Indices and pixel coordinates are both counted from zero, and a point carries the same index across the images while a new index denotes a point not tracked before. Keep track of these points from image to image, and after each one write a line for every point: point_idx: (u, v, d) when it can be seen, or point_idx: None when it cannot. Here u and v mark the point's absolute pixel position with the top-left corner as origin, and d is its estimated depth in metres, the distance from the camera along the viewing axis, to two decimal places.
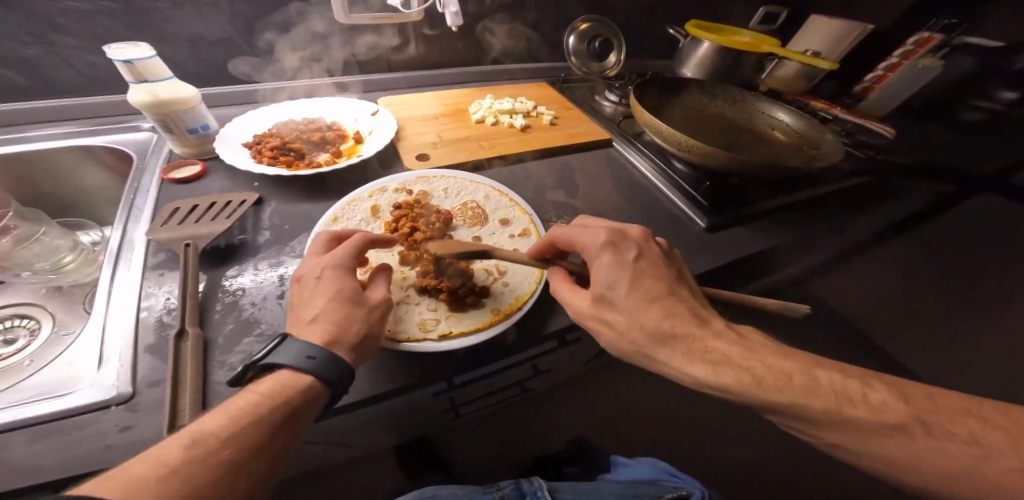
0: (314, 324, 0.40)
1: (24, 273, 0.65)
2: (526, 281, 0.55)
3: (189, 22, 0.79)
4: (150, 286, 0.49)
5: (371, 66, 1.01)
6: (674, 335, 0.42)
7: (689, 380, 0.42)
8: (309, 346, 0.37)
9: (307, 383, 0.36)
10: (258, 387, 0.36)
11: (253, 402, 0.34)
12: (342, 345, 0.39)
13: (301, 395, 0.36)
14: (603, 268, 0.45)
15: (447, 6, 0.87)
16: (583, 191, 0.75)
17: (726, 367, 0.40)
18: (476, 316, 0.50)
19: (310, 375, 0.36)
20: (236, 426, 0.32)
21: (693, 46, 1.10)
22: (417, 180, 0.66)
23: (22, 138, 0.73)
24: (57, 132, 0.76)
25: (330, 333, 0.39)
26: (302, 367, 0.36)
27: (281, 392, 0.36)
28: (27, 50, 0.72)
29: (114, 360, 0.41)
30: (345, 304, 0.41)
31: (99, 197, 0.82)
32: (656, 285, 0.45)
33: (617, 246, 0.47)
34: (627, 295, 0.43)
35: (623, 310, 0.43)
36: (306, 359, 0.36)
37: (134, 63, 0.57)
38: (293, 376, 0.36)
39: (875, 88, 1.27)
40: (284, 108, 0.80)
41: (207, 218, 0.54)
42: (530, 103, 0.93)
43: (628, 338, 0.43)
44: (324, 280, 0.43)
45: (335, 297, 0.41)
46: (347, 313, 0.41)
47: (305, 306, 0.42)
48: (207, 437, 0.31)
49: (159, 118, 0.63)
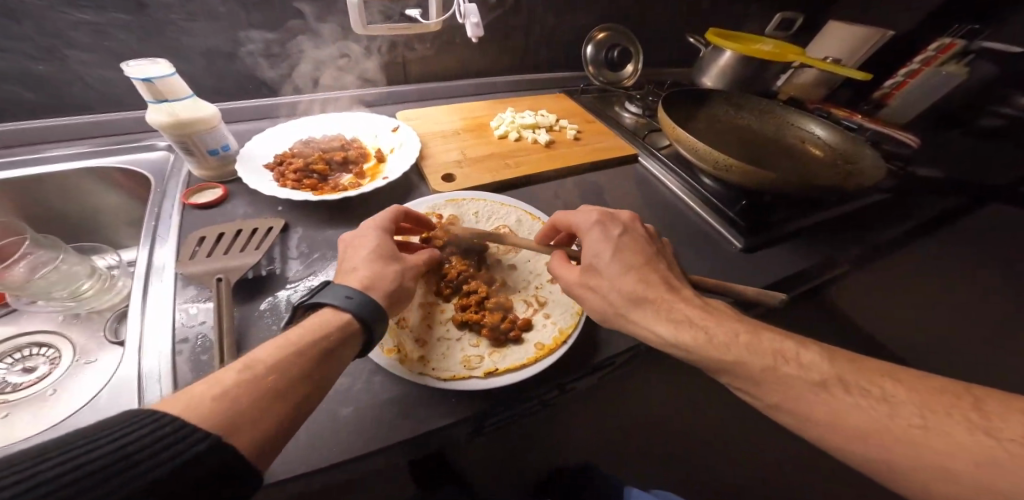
0: (351, 274, 0.43)
1: (42, 302, 0.62)
2: (568, 312, 0.53)
3: (204, 35, 0.76)
4: (185, 318, 0.46)
5: (388, 78, 0.99)
6: (643, 294, 0.43)
7: (659, 342, 0.42)
8: (348, 288, 0.40)
9: (345, 320, 0.38)
10: (303, 324, 0.37)
11: (299, 334, 0.35)
12: (378, 291, 0.42)
13: (340, 334, 0.37)
14: (591, 242, 0.47)
15: (469, 17, 0.84)
16: None
17: (688, 325, 0.41)
18: (520, 351, 0.48)
19: (348, 313, 0.38)
20: (284, 352, 0.33)
21: (714, 55, 1.07)
22: (446, 204, 0.64)
23: (35, 159, 0.71)
24: (71, 152, 0.74)
25: (369, 279, 0.42)
26: (342, 305, 0.38)
27: (324, 326, 0.37)
28: (38, 66, 0.69)
29: (156, 399, 0.39)
30: (383, 261, 0.44)
31: (116, 217, 0.80)
32: (637, 257, 0.46)
33: (605, 224, 0.49)
34: (609, 263, 0.45)
35: (606, 277, 0.45)
36: (344, 298, 0.39)
37: (154, 82, 0.54)
38: (333, 315, 0.38)
39: (894, 94, 1.25)
40: (303, 125, 0.78)
41: (236, 249, 0.52)
42: (553, 117, 0.91)
43: (609, 300, 0.44)
44: (368, 237, 0.47)
45: (375, 253, 0.45)
46: (386, 264, 0.44)
47: (347, 260, 0.45)
48: (256, 362, 0.32)
49: (180, 140, 0.60)
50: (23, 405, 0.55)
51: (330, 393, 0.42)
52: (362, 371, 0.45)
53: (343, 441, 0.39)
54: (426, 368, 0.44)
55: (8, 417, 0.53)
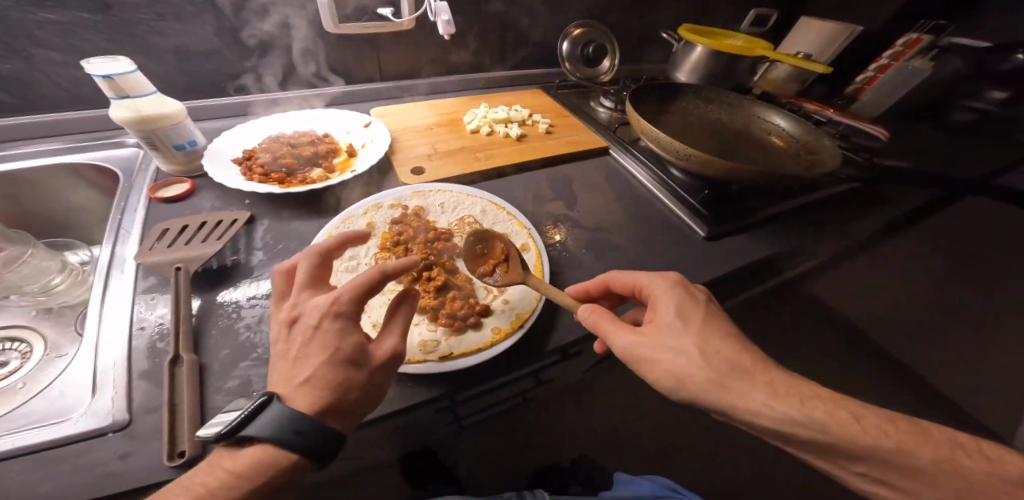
0: (303, 388, 0.35)
1: (13, 296, 0.64)
2: (527, 298, 0.54)
3: (174, 33, 0.76)
4: (144, 309, 0.47)
5: (364, 75, 1.00)
6: (751, 367, 0.38)
7: (770, 423, 0.36)
8: (297, 420, 0.33)
9: (289, 459, 0.33)
10: (229, 463, 0.32)
11: (220, 482, 0.31)
12: (334, 412, 0.35)
13: (282, 472, 0.33)
14: (668, 306, 0.42)
15: (440, 15, 0.85)
16: (583, 203, 0.75)
17: (810, 404, 0.37)
18: (477, 335, 0.49)
19: (293, 451, 0.32)
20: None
21: (686, 50, 1.08)
22: (412, 195, 0.64)
23: (1, 158, 0.71)
24: (39, 150, 0.73)
25: (321, 405, 0.34)
26: (289, 446, 0.32)
27: (255, 464, 0.32)
28: (4, 65, 0.69)
29: (107, 386, 0.40)
30: (342, 368, 0.36)
31: (88, 216, 0.80)
32: (724, 325, 0.41)
33: (687, 286, 0.45)
34: (694, 327, 0.40)
35: (691, 337, 0.39)
36: (292, 435, 0.32)
37: (114, 78, 0.54)
38: (275, 451, 0.33)
39: (866, 89, 1.27)
40: (274, 122, 0.78)
41: (197, 240, 0.52)
42: (525, 112, 0.92)
43: (702, 362, 0.38)
44: (323, 332, 0.37)
45: (333, 360, 0.36)
46: (345, 376, 0.36)
47: (295, 359, 0.36)
48: None
49: (145, 136, 0.61)
50: None
51: None
52: None
53: None
54: None
55: None
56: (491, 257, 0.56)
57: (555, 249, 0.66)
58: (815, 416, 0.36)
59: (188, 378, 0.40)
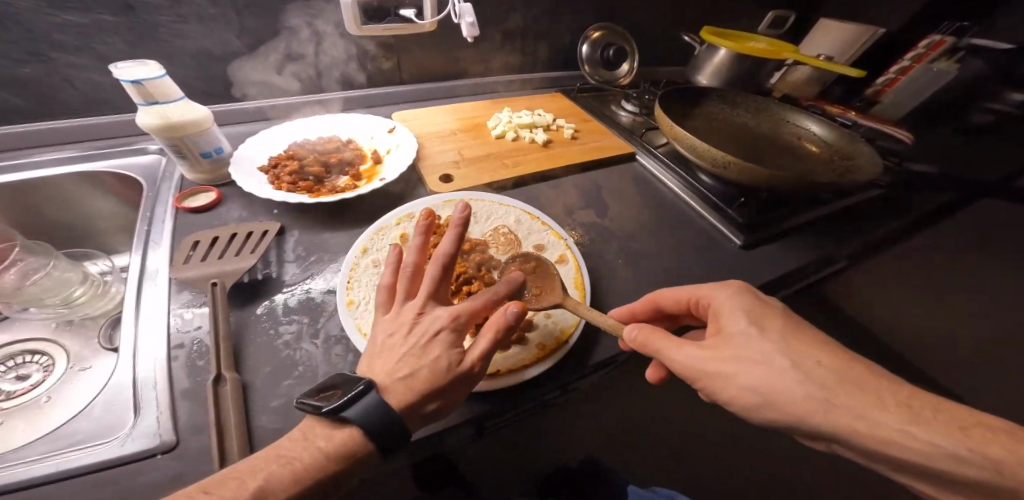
0: (400, 388, 0.35)
1: (33, 309, 0.61)
2: (568, 312, 0.52)
3: (196, 36, 0.75)
4: (180, 323, 0.45)
5: (383, 79, 0.98)
6: (853, 381, 0.35)
7: (896, 442, 0.33)
8: (387, 412, 0.33)
9: (365, 448, 0.33)
10: (319, 442, 0.33)
11: (312, 461, 0.32)
12: (417, 413, 0.35)
13: (358, 462, 0.33)
14: (737, 314, 0.41)
15: (464, 17, 0.83)
16: (613, 211, 0.74)
17: (971, 432, 0.33)
18: (521, 352, 0.47)
19: (372, 441, 0.33)
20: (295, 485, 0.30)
21: (709, 53, 1.06)
22: (444, 205, 0.63)
23: (20, 165, 0.69)
24: (59, 157, 0.72)
25: (408, 404, 0.35)
26: (371, 434, 0.33)
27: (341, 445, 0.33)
28: (23, 69, 0.68)
29: (150, 405, 0.38)
30: (440, 378, 0.36)
31: (107, 225, 0.79)
32: (809, 334, 0.39)
33: (755, 296, 0.43)
34: (770, 337, 0.38)
35: (773, 347, 0.38)
36: (381, 425, 0.33)
37: (143, 84, 0.53)
38: (359, 437, 0.33)
39: (886, 91, 1.27)
40: (296, 128, 0.76)
41: (231, 252, 0.51)
42: (550, 116, 0.91)
43: (805, 374, 0.36)
44: (436, 343, 0.38)
45: (437, 367, 0.37)
46: (437, 385, 0.36)
47: (398, 358, 0.38)
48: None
49: (172, 143, 0.59)
50: (18, 414, 0.53)
51: None
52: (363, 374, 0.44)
53: None
54: None
55: None
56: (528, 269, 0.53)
57: (590, 258, 0.64)
58: (982, 449, 0.32)
59: (234, 398, 0.39)
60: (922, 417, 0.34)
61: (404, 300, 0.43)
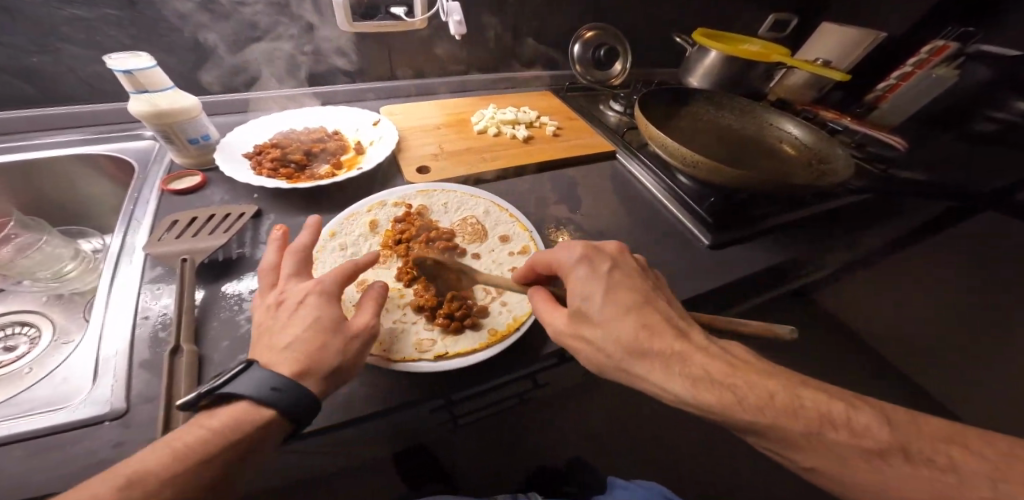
0: (278, 351, 0.37)
1: (26, 282, 0.65)
2: (524, 301, 0.53)
3: (193, 29, 0.78)
4: (148, 299, 0.48)
5: (376, 74, 1.01)
6: (649, 344, 0.37)
7: (670, 398, 0.37)
8: (274, 377, 0.35)
9: (265, 416, 0.34)
10: (209, 421, 0.33)
11: (201, 437, 0.32)
12: (312, 375, 0.36)
13: (257, 431, 0.33)
14: (579, 281, 0.41)
15: (451, 14, 0.84)
16: (587, 207, 0.75)
17: (708, 385, 0.35)
18: (472, 337, 0.49)
19: (271, 408, 0.34)
20: (174, 464, 0.30)
21: (700, 55, 1.05)
22: (416, 194, 0.64)
23: (23, 148, 0.74)
24: (62, 141, 0.76)
25: (302, 369, 0.36)
26: (265, 400, 0.33)
27: (233, 421, 0.33)
28: (31, 59, 0.72)
29: (109, 373, 0.41)
30: (321, 333, 0.38)
31: (105, 206, 0.83)
32: (633, 295, 0.40)
33: (591, 258, 0.43)
34: (602, 306, 0.39)
35: (600, 325, 0.39)
36: (269, 391, 0.34)
37: (134, 74, 0.56)
38: (252, 408, 0.34)
39: (887, 97, 1.24)
40: (284, 119, 0.79)
41: (205, 232, 0.53)
42: (534, 114, 0.92)
43: (606, 351, 0.38)
44: (307, 306, 0.40)
45: (312, 325, 0.38)
46: (323, 344, 0.38)
47: (278, 330, 0.39)
48: (141, 478, 0.28)
49: (161, 129, 0.62)
50: (0, 382, 0.56)
51: None
52: None
53: None
54: (377, 350, 0.45)
55: None
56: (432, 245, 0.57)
57: None
58: (703, 398, 0.35)
59: (187, 369, 0.41)
60: (692, 375, 0.36)
61: (273, 287, 0.44)
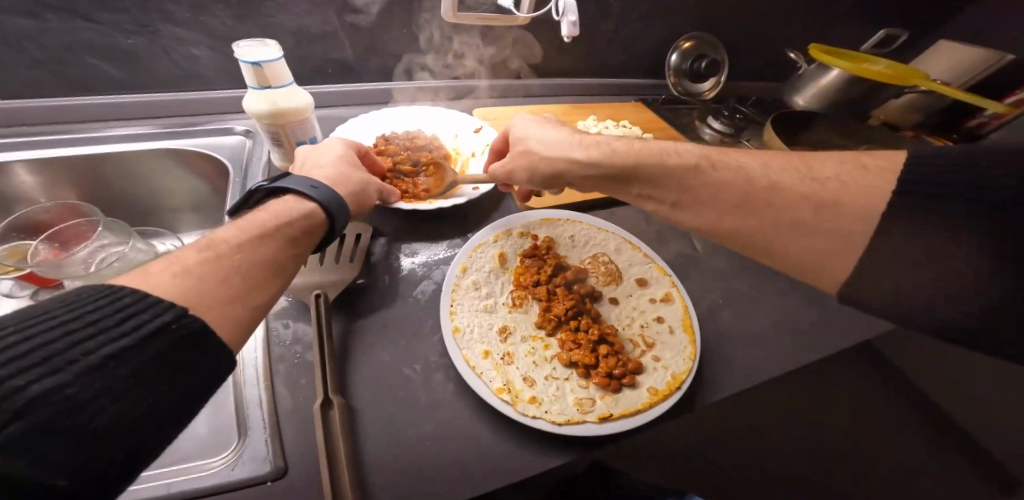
0: (315, 173, 0.47)
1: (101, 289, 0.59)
2: (679, 356, 0.48)
3: (296, 15, 0.72)
4: (279, 335, 0.44)
5: (464, 73, 0.94)
6: (632, 173, 0.49)
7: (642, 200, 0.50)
8: (311, 180, 0.42)
9: (309, 209, 0.40)
10: (266, 212, 0.37)
11: (264, 220, 0.36)
12: (340, 188, 0.46)
13: (302, 221, 0.39)
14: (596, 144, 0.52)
15: (566, 14, 0.77)
16: (710, 243, 0.68)
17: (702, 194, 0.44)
18: (632, 395, 0.43)
19: (312, 201, 0.41)
20: (244, 238, 0.33)
21: (818, 72, 0.96)
22: (540, 223, 0.59)
23: (97, 138, 0.69)
24: (134, 132, 0.72)
25: (342, 185, 0.47)
26: (305, 191, 0.41)
27: (286, 211, 0.39)
28: (128, 40, 0.67)
29: (257, 425, 0.37)
30: (344, 165, 0.49)
31: (180, 202, 0.77)
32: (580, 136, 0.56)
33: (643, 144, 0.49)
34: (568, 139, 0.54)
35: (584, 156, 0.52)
36: (309, 187, 0.41)
37: (262, 66, 0.51)
38: (294, 200, 0.40)
39: (993, 123, 1.20)
40: (382, 120, 0.73)
41: (331, 258, 0.49)
42: (638, 130, 0.85)
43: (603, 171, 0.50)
44: (334, 146, 0.52)
45: (339, 160, 0.50)
46: (352, 176, 0.49)
47: (314, 168, 0.48)
48: (218, 242, 0.31)
49: (271, 129, 0.57)
50: None
51: (434, 426, 0.40)
52: (467, 406, 0.42)
53: (452, 481, 0.36)
54: (539, 411, 0.40)
55: None
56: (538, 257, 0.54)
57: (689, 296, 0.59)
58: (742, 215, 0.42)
59: (343, 426, 0.37)
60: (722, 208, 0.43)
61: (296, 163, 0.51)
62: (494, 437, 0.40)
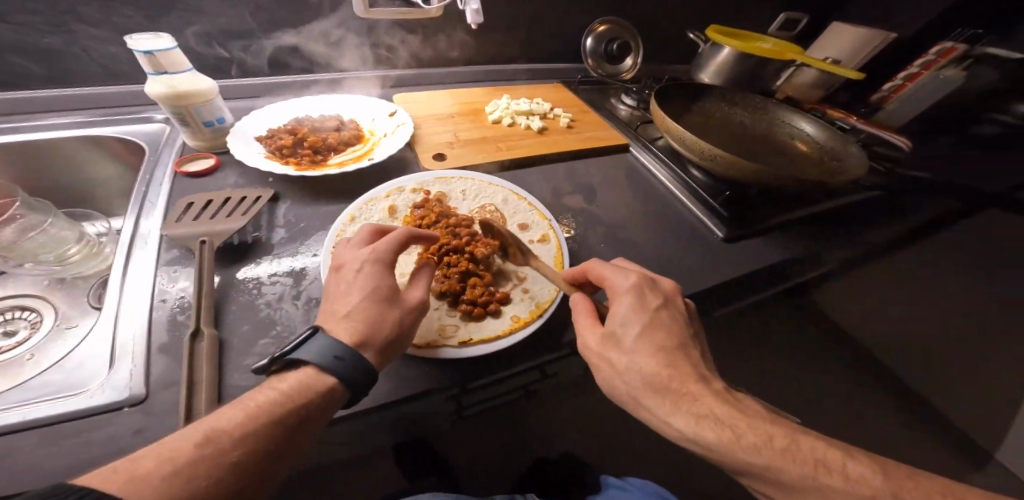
0: (344, 321, 0.39)
1: (28, 264, 0.62)
2: (546, 288, 0.53)
3: (210, 12, 0.77)
4: (166, 280, 0.48)
5: (389, 63, 1.00)
6: (667, 386, 0.37)
7: (673, 433, 0.37)
8: (335, 346, 0.37)
9: (328, 385, 0.36)
10: (280, 384, 0.35)
11: (270, 399, 0.34)
12: (370, 346, 0.39)
13: (319, 399, 0.35)
14: (622, 309, 0.41)
15: (469, 3, 0.85)
16: (601, 197, 0.74)
17: (712, 423, 0.35)
18: (496, 323, 0.48)
19: (333, 376, 0.36)
20: (251, 427, 0.31)
21: (712, 52, 1.07)
22: (434, 181, 0.64)
23: (24, 129, 0.71)
24: (63, 122, 0.74)
25: (360, 333, 0.39)
26: (328, 368, 0.36)
27: (302, 389, 0.35)
28: (44, 40, 0.71)
29: (127, 359, 0.40)
30: (380, 305, 0.41)
31: (108, 189, 0.80)
32: (671, 338, 0.40)
33: (643, 290, 0.43)
34: (629, 336, 0.40)
35: (626, 353, 0.39)
36: (331, 359, 0.36)
37: (154, 55, 0.56)
38: (316, 376, 0.36)
39: (892, 97, 1.25)
40: (302, 104, 0.79)
41: (222, 215, 0.53)
42: (547, 105, 0.92)
43: (626, 382, 0.39)
44: (364, 274, 0.42)
45: (370, 295, 0.41)
46: (381, 314, 0.40)
47: (339, 299, 0.42)
48: (221, 435, 0.30)
49: (177, 111, 0.62)
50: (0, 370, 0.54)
51: None
52: None
53: None
54: None
55: None
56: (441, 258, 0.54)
57: (574, 243, 0.65)
58: (704, 425, 0.35)
59: (209, 353, 0.40)
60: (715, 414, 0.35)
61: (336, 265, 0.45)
62: None
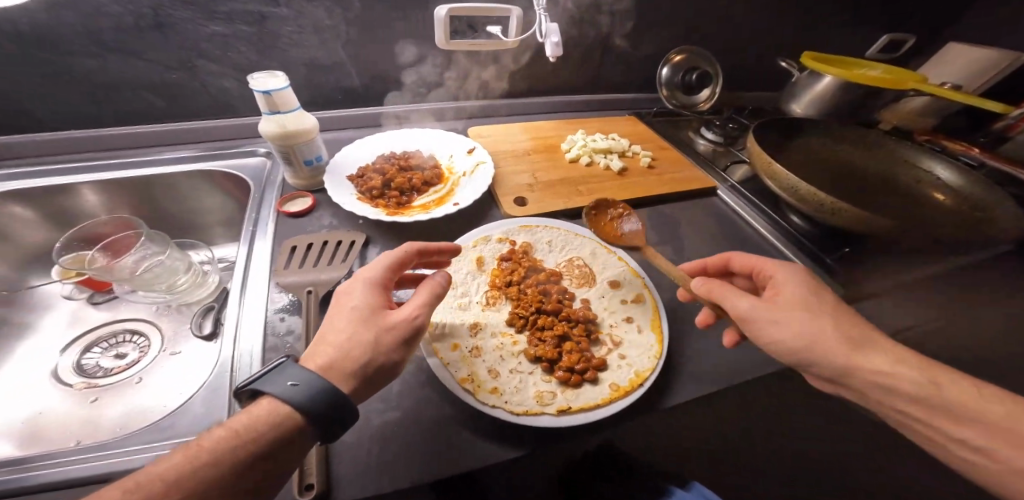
0: (319, 346, 0.36)
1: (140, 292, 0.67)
2: (643, 355, 0.49)
3: (310, 48, 0.82)
4: (275, 326, 0.49)
5: (465, 94, 1.02)
6: (870, 343, 0.40)
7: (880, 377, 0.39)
8: (294, 372, 0.33)
9: (283, 414, 0.32)
10: (231, 420, 0.32)
11: (214, 438, 0.30)
12: (338, 373, 0.34)
13: (273, 432, 0.31)
14: (799, 284, 0.44)
15: (550, 36, 0.82)
16: (689, 247, 0.69)
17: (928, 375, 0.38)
18: (593, 391, 0.45)
19: (288, 405, 0.32)
20: (184, 472, 0.28)
21: (810, 81, 0.97)
22: (519, 230, 0.64)
23: (150, 162, 0.79)
24: (180, 156, 0.81)
25: (331, 360, 0.35)
26: (282, 397, 0.32)
27: (252, 423, 0.31)
28: (171, 75, 0.78)
29: None
30: (359, 324, 0.37)
31: (211, 217, 0.86)
32: (859, 316, 0.43)
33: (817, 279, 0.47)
34: (823, 304, 0.42)
35: (819, 313, 0.41)
36: (287, 386, 0.32)
37: (272, 94, 0.58)
38: (270, 408, 0.32)
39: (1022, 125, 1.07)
40: (388, 142, 0.81)
41: (323, 262, 0.55)
42: (626, 142, 0.88)
43: (821, 334, 0.40)
44: (353, 294, 0.40)
45: (351, 315, 0.38)
46: (355, 336, 0.36)
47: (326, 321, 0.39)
48: (152, 480, 0.27)
49: (283, 150, 0.65)
50: (114, 390, 0.60)
51: (401, 413, 0.43)
52: (435, 400, 0.44)
53: (410, 471, 0.38)
54: (500, 401, 0.43)
55: (97, 400, 0.59)
56: (525, 317, 0.53)
57: (667, 296, 0.60)
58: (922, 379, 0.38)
59: None
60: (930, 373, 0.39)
61: None
62: (459, 427, 0.42)
